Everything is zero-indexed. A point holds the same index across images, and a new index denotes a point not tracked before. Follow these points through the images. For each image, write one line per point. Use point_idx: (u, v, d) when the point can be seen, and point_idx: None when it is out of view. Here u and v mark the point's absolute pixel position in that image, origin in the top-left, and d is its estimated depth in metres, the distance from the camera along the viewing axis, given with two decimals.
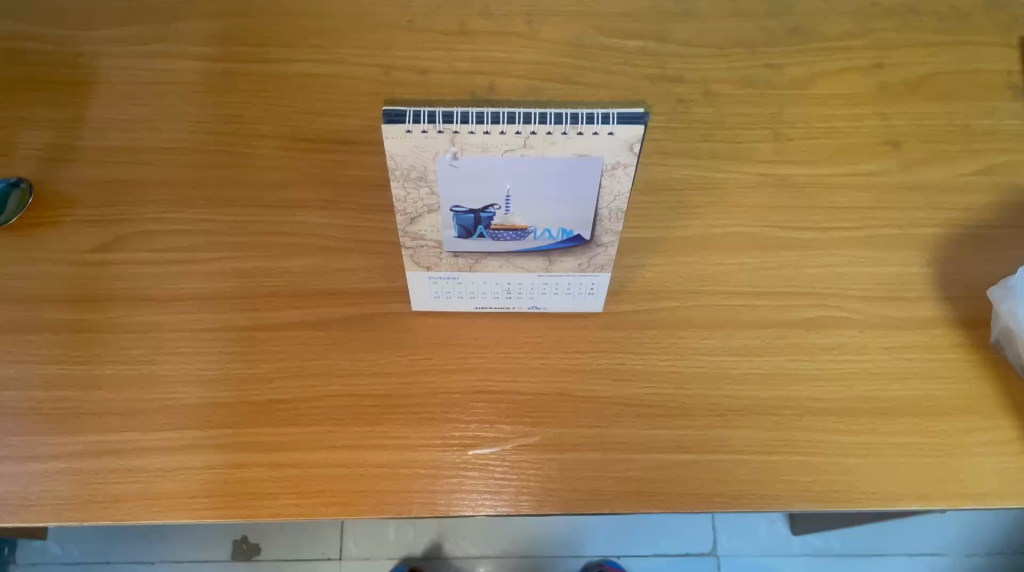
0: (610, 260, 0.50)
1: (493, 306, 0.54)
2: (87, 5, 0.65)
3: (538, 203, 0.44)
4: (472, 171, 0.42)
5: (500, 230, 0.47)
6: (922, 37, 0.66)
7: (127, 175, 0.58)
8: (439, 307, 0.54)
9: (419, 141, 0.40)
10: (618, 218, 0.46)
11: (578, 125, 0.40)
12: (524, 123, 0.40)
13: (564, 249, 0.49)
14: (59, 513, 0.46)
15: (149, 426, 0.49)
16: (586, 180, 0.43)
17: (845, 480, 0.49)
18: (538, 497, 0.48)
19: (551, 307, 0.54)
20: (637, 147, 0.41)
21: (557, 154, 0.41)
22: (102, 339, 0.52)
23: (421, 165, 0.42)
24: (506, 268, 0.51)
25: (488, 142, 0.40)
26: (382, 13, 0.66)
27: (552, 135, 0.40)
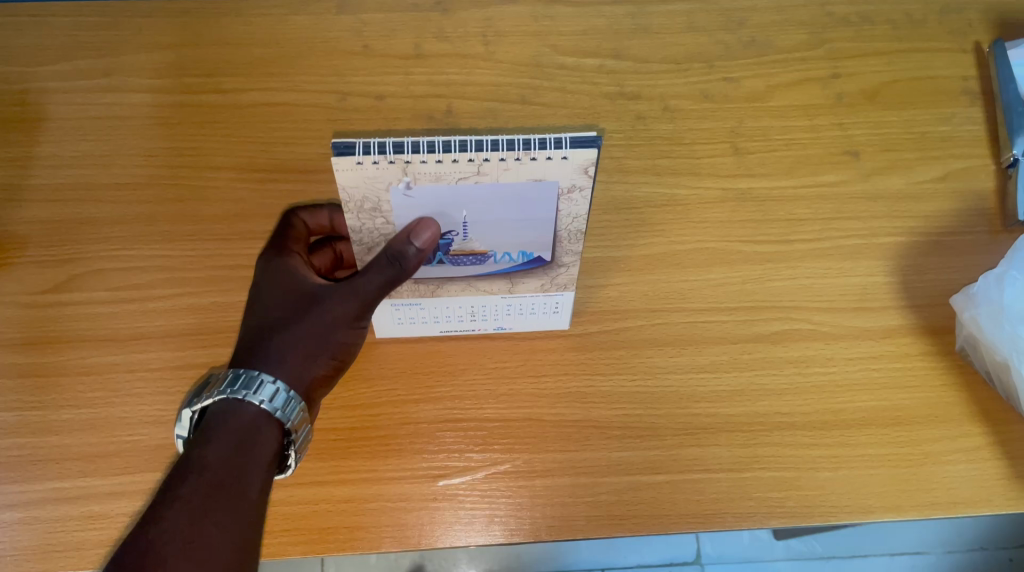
0: (573, 280, 0.50)
1: (457, 330, 0.54)
2: (28, 36, 0.63)
3: (495, 227, 0.44)
4: (427, 200, 0.42)
5: (459, 254, 0.46)
6: (878, 45, 0.65)
7: (80, 213, 0.56)
8: (401, 332, 0.53)
9: (371, 174, 0.40)
10: (577, 238, 0.46)
11: (531, 150, 0.40)
12: (476, 150, 0.39)
13: (525, 270, 0.49)
14: (19, 564, 0.46)
15: (109, 471, 0.48)
16: (544, 205, 0.43)
17: (817, 495, 0.49)
18: (510, 526, 0.48)
19: (516, 327, 0.54)
20: (592, 170, 0.41)
21: (512, 181, 0.41)
22: (58, 384, 0.51)
23: (375, 197, 0.42)
24: (468, 291, 0.50)
25: (441, 172, 0.40)
26: (334, 37, 0.64)
27: (506, 161, 0.40)
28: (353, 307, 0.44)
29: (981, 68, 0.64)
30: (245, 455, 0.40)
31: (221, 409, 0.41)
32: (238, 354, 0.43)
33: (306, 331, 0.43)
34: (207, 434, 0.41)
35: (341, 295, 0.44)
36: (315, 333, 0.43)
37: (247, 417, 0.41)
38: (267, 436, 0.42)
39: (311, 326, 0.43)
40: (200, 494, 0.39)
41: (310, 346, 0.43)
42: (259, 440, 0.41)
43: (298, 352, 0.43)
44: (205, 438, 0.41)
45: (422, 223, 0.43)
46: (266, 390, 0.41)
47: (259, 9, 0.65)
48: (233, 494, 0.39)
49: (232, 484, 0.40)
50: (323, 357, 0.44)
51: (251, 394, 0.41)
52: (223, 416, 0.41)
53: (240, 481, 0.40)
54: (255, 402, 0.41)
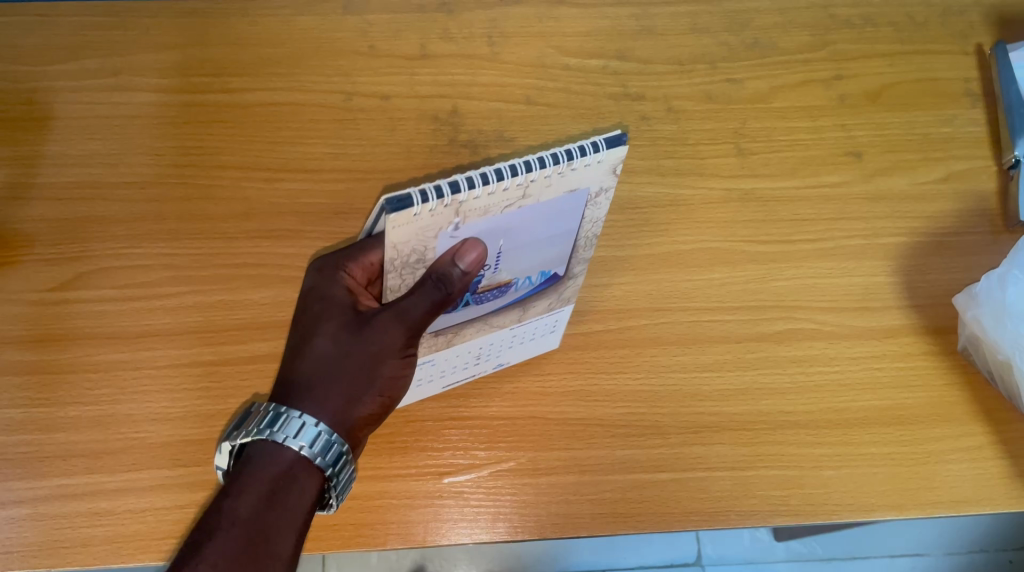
0: (576, 292, 0.50)
1: (460, 375, 0.52)
2: (34, 35, 0.62)
3: (525, 251, 0.44)
4: (471, 235, 0.41)
5: (485, 291, 0.46)
6: (880, 47, 0.65)
7: (87, 211, 0.56)
8: (407, 398, 0.50)
9: (419, 224, 0.39)
10: (591, 244, 0.47)
11: (572, 160, 0.40)
12: (526, 176, 0.39)
13: (538, 291, 0.48)
14: (25, 559, 0.46)
15: (116, 467, 0.49)
16: (572, 214, 0.44)
17: (819, 493, 0.50)
18: (515, 523, 0.49)
19: (513, 358, 0.53)
20: (620, 168, 0.42)
21: (552, 198, 0.41)
22: (65, 381, 0.51)
23: (418, 245, 0.40)
24: (481, 330, 0.49)
25: (489, 205, 0.40)
26: (338, 37, 0.63)
27: (550, 178, 0.40)
28: (398, 336, 0.42)
29: (982, 70, 0.64)
30: (277, 508, 0.40)
31: (261, 452, 0.41)
32: (283, 388, 0.43)
33: (349, 366, 0.42)
34: (242, 480, 0.40)
35: (387, 326, 0.42)
36: (359, 369, 0.42)
37: (285, 465, 0.40)
38: (305, 484, 0.41)
39: (356, 361, 0.42)
40: (227, 549, 0.38)
41: (353, 383, 0.42)
42: (297, 489, 0.40)
43: (341, 391, 0.42)
44: (240, 483, 0.40)
45: (468, 244, 0.41)
46: (305, 433, 0.40)
47: (265, 9, 0.64)
48: (264, 552, 0.39)
49: (261, 541, 0.39)
50: (368, 395, 0.42)
51: (289, 439, 0.40)
52: (261, 461, 0.41)
53: (272, 537, 0.39)
54: (293, 448, 0.40)
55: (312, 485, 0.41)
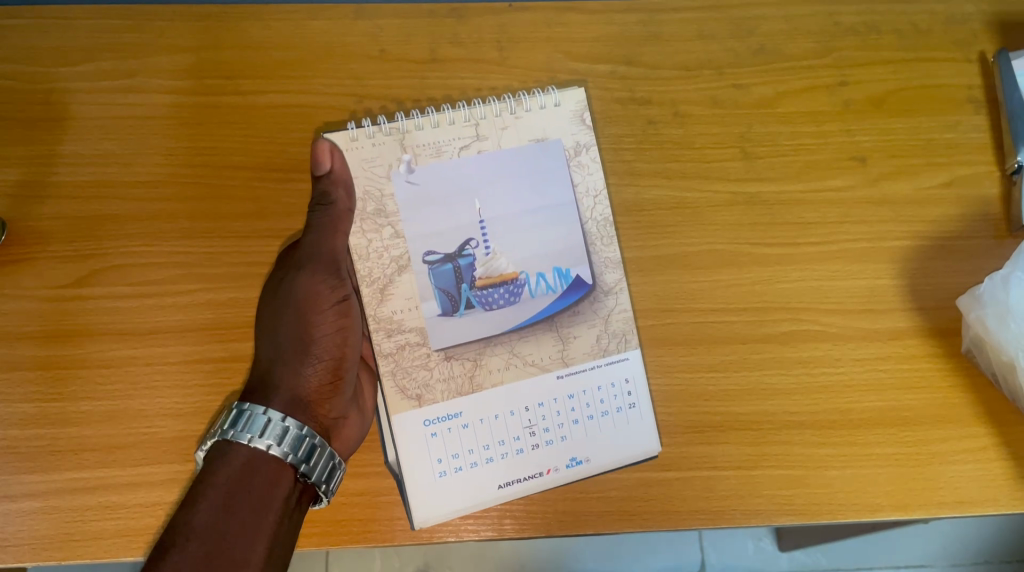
0: (630, 325, 0.56)
1: (517, 467, 0.54)
2: (41, 31, 0.58)
3: (511, 226, 0.56)
4: (426, 182, 0.55)
5: (487, 287, 0.55)
6: (885, 54, 0.62)
7: (101, 210, 0.56)
8: (462, 494, 0.54)
9: (370, 153, 0.54)
10: (608, 233, 0.57)
11: (518, 101, 0.56)
12: (468, 112, 0.55)
13: (569, 309, 0.56)
14: (36, 552, 0.51)
15: (127, 461, 0.53)
16: (557, 174, 0.56)
17: (826, 494, 0.54)
18: (520, 521, 0.54)
19: (594, 456, 0.55)
20: (585, 116, 0.57)
21: (510, 141, 0.56)
22: (78, 376, 0.54)
23: (373, 188, 0.54)
24: (511, 370, 0.55)
25: (438, 142, 0.55)
26: (332, 33, 0.60)
27: (497, 119, 0.56)
28: (317, 277, 0.52)
29: (986, 78, 0.62)
30: (240, 501, 0.45)
31: (215, 458, 0.47)
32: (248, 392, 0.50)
33: (291, 335, 0.51)
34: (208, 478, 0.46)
35: (312, 279, 0.52)
36: (298, 332, 0.51)
37: (239, 461, 0.46)
38: (264, 474, 0.47)
39: (292, 326, 0.51)
40: (200, 538, 0.43)
41: (299, 347, 0.51)
42: (257, 481, 0.46)
43: (286, 363, 0.51)
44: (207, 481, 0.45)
45: (320, 147, 0.52)
46: (257, 419, 0.47)
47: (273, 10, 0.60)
48: (232, 542, 0.43)
49: (228, 533, 0.44)
50: (312, 362, 0.51)
51: (241, 435, 0.47)
52: (223, 460, 0.46)
53: (238, 529, 0.44)
54: (244, 443, 0.47)
55: (275, 472, 0.47)
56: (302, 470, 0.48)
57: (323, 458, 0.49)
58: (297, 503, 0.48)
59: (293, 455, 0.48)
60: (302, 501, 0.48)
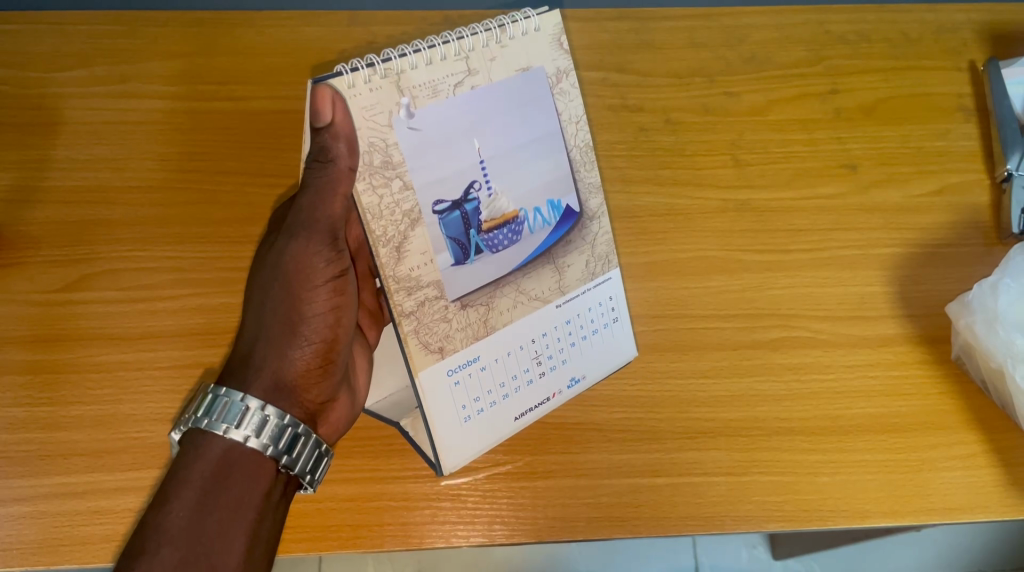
0: (611, 246, 0.52)
1: (529, 394, 0.51)
2: (31, 37, 0.59)
3: (514, 162, 0.46)
4: (430, 127, 0.42)
5: (492, 230, 0.46)
6: (875, 63, 0.63)
7: (92, 215, 0.56)
8: (486, 433, 0.50)
9: (367, 101, 0.40)
10: (589, 158, 0.50)
11: (506, 28, 0.44)
12: (457, 42, 0.42)
13: (563, 239, 0.50)
14: (26, 557, 0.49)
15: (116, 466, 0.51)
16: (544, 106, 0.46)
17: (815, 499, 0.52)
18: (511, 527, 0.51)
19: (590, 370, 0.53)
20: (563, 41, 0.46)
21: (501, 73, 0.44)
22: (66, 380, 0.53)
23: (372, 136, 0.41)
24: (519, 304, 0.49)
25: (432, 79, 0.42)
26: (326, 41, 0.60)
27: (488, 47, 0.43)
28: (307, 246, 0.45)
29: (975, 86, 0.63)
30: (218, 500, 0.41)
31: (190, 448, 0.42)
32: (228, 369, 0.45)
33: (274, 313, 0.45)
34: (182, 470, 0.41)
35: (302, 251, 0.45)
36: (288, 307, 0.45)
37: (216, 455, 0.42)
38: (244, 469, 0.42)
39: (283, 300, 0.45)
40: (176, 544, 0.39)
41: (285, 324, 0.45)
42: (236, 478, 0.42)
43: (274, 343, 0.45)
44: (182, 473, 0.41)
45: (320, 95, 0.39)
46: (234, 410, 0.42)
47: (261, 16, 0.60)
48: (210, 545, 0.40)
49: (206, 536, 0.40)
50: (300, 343, 0.45)
51: (217, 426, 0.42)
52: (198, 450, 0.42)
53: (216, 531, 0.40)
54: (221, 434, 0.42)
55: (256, 467, 0.43)
56: (284, 463, 0.43)
57: (308, 448, 0.45)
58: (279, 497, 0.44)
59: (274, 447, 0.43)
60: (284, 492, 0.45)
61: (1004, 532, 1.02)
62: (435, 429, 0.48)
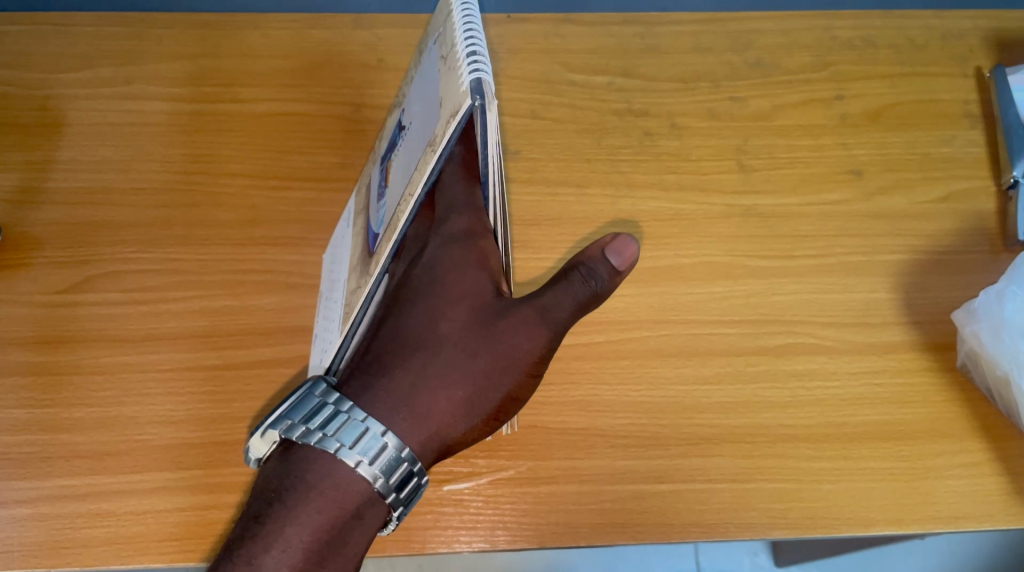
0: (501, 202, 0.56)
1: None
2: (53, 44, 0.62)
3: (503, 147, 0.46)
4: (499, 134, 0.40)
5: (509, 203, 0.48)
6: (881, 69, 0.65)
7: (97, 217, 0.57)
8: None
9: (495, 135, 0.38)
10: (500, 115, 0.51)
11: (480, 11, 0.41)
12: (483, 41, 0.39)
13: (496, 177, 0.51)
14: (26, 559, 0.46)
15: (120, 468, 0.49)
16: None
17: (821, 507, 0.51)
18: (513, 532, 0.50)
19: None
20: None
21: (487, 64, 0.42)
22: (68, 382, 0.52)
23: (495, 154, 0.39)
24: None
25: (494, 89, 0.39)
26: (342, 48, 0.63)
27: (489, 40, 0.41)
28: (528, 332, 0.42)
29: (982, 93, 0.64)
30: (336, 544, 0.39)
31: (328, 475, 0.39)
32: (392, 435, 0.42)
33: (471, 386, 0.43)
34: (313, 500, 0.39)
35: (515, 330, 0.42)
36: (484, 373, 0.43)
37: (351, 500, 0.39)
38: (370, 519, 0.40)
39: (484, 365, 0.43)
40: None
41: (476, 398, 0.43)
42: (362, 525, 0.40)
43: (449, 399, 0.42)
44: (314, 503, 0.39)
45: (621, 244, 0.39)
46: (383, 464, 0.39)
47: (280, 24, 0.64)
48: None
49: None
50: (483, 409, 0.43)
51: (362, 468, 0.39)
52: (335, 485, 0.39)
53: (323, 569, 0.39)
54: (365, 477, 0.39)
55: (378, 516, 0.40)
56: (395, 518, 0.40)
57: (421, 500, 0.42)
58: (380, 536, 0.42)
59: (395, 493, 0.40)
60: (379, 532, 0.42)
61: (1010, 545, 1.01)
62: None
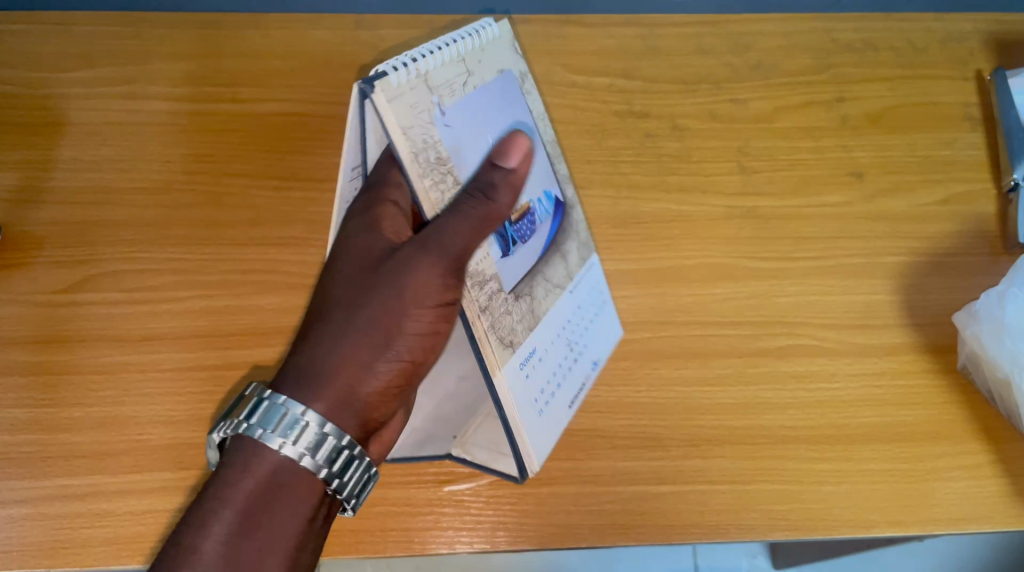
0: (590, 235, 0.55)
1: (570, 384, 0.50)
2: (52, 43, 0.61)
3: None
4: (456, 124, 0.43)
5: (520, 220, 0.47)
6: (882, 71, 0.65)
7: (97, 216, 0.56)
8: (551, 432, 0.48)
9: (415, 99, 0.40)
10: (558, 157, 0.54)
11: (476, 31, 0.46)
12: (456, 45, 0.44)
13: (561, 226, 0.52)
14: (26, 559, 0.47)
15: (119, 468, 0.49)
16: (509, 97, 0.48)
17: (822, 508, 0.51)
18: (513, 533, 0.50)
19: (602, 356, 0.53)
20: (514, 43, 0.51)
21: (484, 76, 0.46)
22: (68, 382, 0.52)
23: (423, 133, 0.40)
24: (546, 292, 0.49)
25: (448, 81, 0.43)
26: (342, 47, 0.62)
27: (473, 50, 0.45)
28: (430, 263, 0.40)
29: (982, 96, 0.64)
30: (259, 521, 0.37)
31: (237, 457, 0.38)
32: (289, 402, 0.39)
33: (367, 331, 0.40)
34: (225, 479, 0.37)
35: (418, 264, 0.40)
36: (385, 316, 0.40)
37: (260, 470, 0.37)
38: (291, 489, 0.38)
39: (381, 306, 0.40)
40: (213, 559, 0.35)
41: (378, 342, 0.40)
42: (283, 496, 0.37)
43: (352, 349, 0.39)
44: (228, 481, 0.37)
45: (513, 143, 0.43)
46: (288, 427, 0.37)
47: (279, 23, 0.63)
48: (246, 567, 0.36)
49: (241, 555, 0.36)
50: (386, 360, 0.40)
51: (273, 438, 0.37)
52: (244, 461, 0.38)
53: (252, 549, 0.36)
54: (275, 447, 0.37)
55: (298, 485, 0.38)
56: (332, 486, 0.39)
57: (359, 471, 0.40)
58: (323, 517, 0.40)
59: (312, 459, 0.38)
60: (327, 516, 0.40)
61: (1007, 546, 1.02)
62: (523, 430, 0.45)
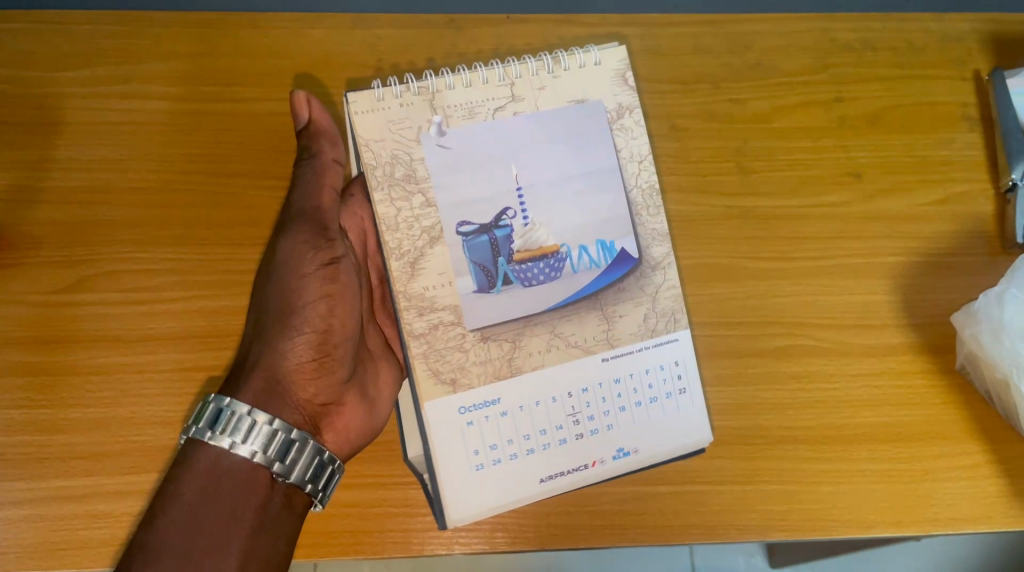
0: (678, 303, 0.53)
1: (557, 463, 0.51)
2: (45, 41, 0.58)
3: (552, 193, 0.51)
4: (461, 145, 0.50)
5: (526, 262, 0.50)
6: (881, 71, 0.63)
7: (93, 216, 0.56)
8: (502, 493, 0.50)
9: (396, 114, 0.49)
10: (652, 197, 0.53)
11: (558, 61, 0.52)
12: (503, 71, 0.51)
13: (608, 285, 0.52)
14: (27, 558, 0.50)
15: (116, 468, 0.52)
16: (593, 138, 0.52)
17: (820, 509, 0.53)
18: (512, 534, 0.52)
19: (643, 446, 0.52)
20: (626, 74, 0.52)
21: (547, 102, 0.51)
22: (65, 382, 0.53)
23: (393, 154, 0.49)
24: (553, 352, 0.51)
25: (472, 103, 0.50)
26: (331, 42, 0.60)
27: (538, 79, 0.51)
28: (301, 233, 0.49)
29: (980, 96, 0.63)
30: (208, 509, 0.43)
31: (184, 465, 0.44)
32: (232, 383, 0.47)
33: (276, 309, 0.48)
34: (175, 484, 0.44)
35: (298, 246, 0.49)
36: (285, 296, 0.48)
37: (203, 469, 0.44)
38: (235, 478, 0.44)
39: (279, 287, 0.48)
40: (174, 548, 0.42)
41: (281, 316, 0.48)
42: (228, 485, 0.44)
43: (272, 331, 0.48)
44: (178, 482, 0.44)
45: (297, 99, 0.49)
46: (225, 422, 0.44)
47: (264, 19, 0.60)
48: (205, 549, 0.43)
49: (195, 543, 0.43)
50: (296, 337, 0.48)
51: (219, 439, 0.44)
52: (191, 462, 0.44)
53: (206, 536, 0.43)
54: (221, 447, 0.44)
55: (243, 475, 0.45)
56: (276, 470, 0.45)
57: (304, 454, 0.46)
58: (280, 501, 0.46)
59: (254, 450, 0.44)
60: (286, 502, 0.46)
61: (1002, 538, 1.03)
62: (439, 473, 0.49)
